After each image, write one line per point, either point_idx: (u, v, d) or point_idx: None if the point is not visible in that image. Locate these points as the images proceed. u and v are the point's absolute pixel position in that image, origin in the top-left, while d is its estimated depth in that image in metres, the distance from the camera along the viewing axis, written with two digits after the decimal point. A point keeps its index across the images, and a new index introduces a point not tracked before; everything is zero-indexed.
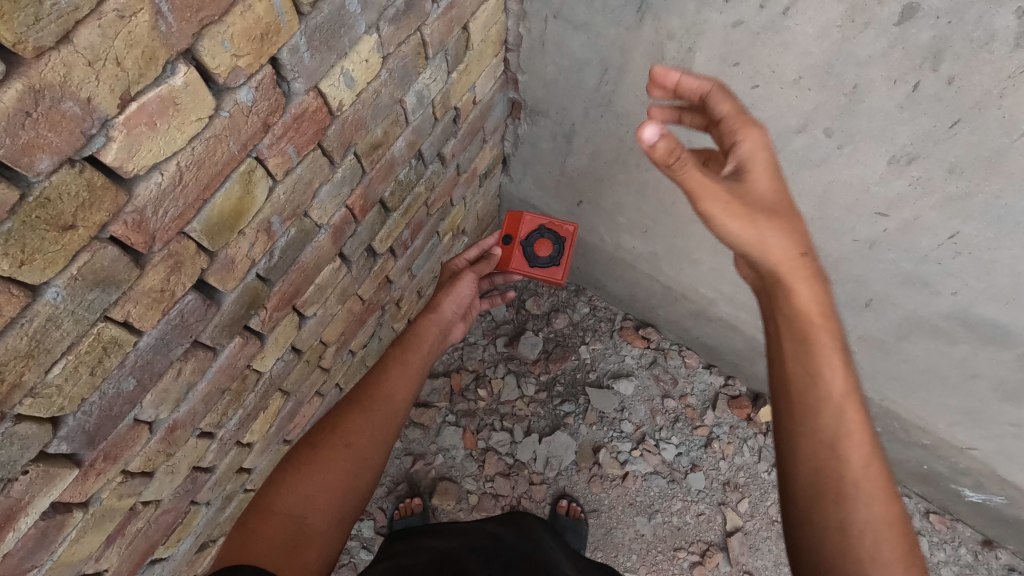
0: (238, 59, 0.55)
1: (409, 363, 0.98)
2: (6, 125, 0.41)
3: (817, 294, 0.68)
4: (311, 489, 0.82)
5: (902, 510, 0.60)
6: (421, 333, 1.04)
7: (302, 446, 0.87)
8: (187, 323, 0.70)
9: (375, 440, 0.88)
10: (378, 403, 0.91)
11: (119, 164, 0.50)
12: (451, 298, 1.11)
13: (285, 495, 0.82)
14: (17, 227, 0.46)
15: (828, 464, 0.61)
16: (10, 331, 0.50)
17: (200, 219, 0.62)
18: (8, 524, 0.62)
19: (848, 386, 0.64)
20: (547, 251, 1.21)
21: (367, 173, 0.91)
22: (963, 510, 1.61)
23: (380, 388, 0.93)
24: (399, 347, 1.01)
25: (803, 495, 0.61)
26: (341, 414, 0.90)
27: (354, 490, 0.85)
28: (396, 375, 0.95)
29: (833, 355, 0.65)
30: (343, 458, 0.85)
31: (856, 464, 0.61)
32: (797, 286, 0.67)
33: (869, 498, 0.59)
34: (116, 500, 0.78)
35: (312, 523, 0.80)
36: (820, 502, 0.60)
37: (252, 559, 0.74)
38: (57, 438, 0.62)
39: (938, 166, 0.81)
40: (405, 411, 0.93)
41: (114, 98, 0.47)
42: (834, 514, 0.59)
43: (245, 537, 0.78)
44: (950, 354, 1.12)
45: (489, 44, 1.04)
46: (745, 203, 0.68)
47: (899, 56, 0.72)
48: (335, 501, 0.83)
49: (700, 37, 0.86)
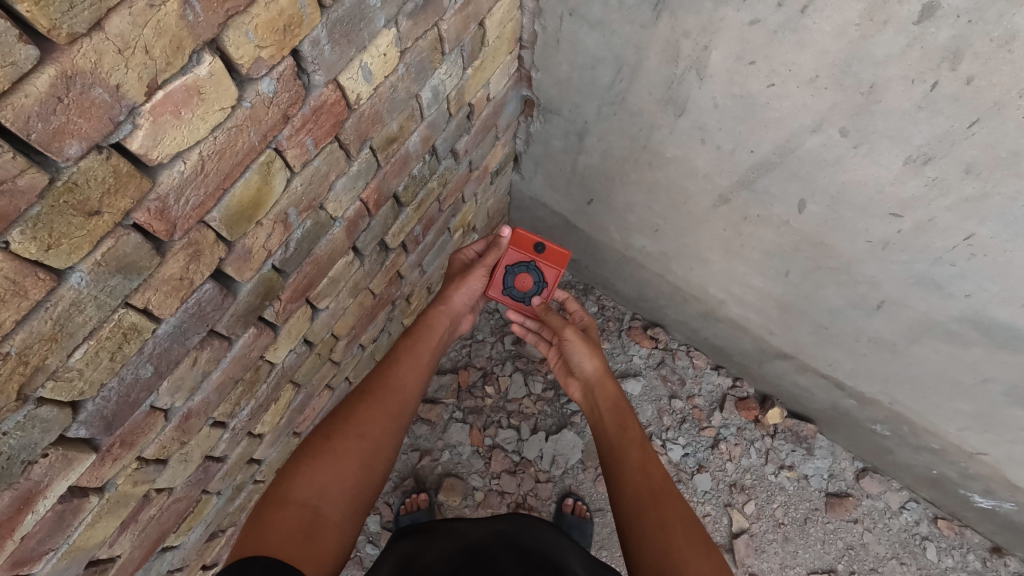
0: (261, 50, 0.56)
1: (419, 358, 1.02)
2: (38, 110, 0.42)
3: (615, 387, 1.06)
4: (326, 479, 0.83)
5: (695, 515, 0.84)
6: (432, 325, 1.09)
7: (316, 437, 0.88)
8: (205, 312, 0.71)
9: (389, 431, 0.91)
10: (392, 395, 0.95)
11: (144, 152, 0.51)
12: (462, 290, 1.15)
13: (300, 484, 0.82)
14: (46, 212, 0.46)
15: (642, 488, 0.87)
16: (35, 314, 0.51)
17: (220, 208, 0.63)
18: (27, 506, 0.63)
19: (639, 434, 0.97)
20: (520, 284, 1.19)
21: (382, 167, 0.92)
22: (971, 516, 1.60)
23: (392, 380, 0.97)
24: (409, 339, 1.05)
25: (627, 516, 0.85)
26: (355, 405, 0.92)
27: (368, 480, 0.86)
28: (407, 368, 1.00)
29: (628, 417, 1.00)
30: (358, 448, 0.87)
31: (658, 484, 0.88)
32: (609, 384, 1.07)
33: (671, 505, 0.85)
34: (130, 486, 0.79)
35: (327, 513, 0.81)
36: (637, 514, 0.84)
37: (270, 549, 0.73)
38: (76, 423, 0.63)
39: (955, 166, 0.81)
40: (413, 404, 0.97)
41: (141, 86, 0.47)
42: (649, 518, 0.83)
43: (260, 526, 0.77)
44: (962, 357, 1.11)
45: (505, 40, 1.04)
46: (589, 339, 1.12)
47: (917, 55, 0.72)
48: (350, 491, 0.84)
49: (716, 35, 0.86)
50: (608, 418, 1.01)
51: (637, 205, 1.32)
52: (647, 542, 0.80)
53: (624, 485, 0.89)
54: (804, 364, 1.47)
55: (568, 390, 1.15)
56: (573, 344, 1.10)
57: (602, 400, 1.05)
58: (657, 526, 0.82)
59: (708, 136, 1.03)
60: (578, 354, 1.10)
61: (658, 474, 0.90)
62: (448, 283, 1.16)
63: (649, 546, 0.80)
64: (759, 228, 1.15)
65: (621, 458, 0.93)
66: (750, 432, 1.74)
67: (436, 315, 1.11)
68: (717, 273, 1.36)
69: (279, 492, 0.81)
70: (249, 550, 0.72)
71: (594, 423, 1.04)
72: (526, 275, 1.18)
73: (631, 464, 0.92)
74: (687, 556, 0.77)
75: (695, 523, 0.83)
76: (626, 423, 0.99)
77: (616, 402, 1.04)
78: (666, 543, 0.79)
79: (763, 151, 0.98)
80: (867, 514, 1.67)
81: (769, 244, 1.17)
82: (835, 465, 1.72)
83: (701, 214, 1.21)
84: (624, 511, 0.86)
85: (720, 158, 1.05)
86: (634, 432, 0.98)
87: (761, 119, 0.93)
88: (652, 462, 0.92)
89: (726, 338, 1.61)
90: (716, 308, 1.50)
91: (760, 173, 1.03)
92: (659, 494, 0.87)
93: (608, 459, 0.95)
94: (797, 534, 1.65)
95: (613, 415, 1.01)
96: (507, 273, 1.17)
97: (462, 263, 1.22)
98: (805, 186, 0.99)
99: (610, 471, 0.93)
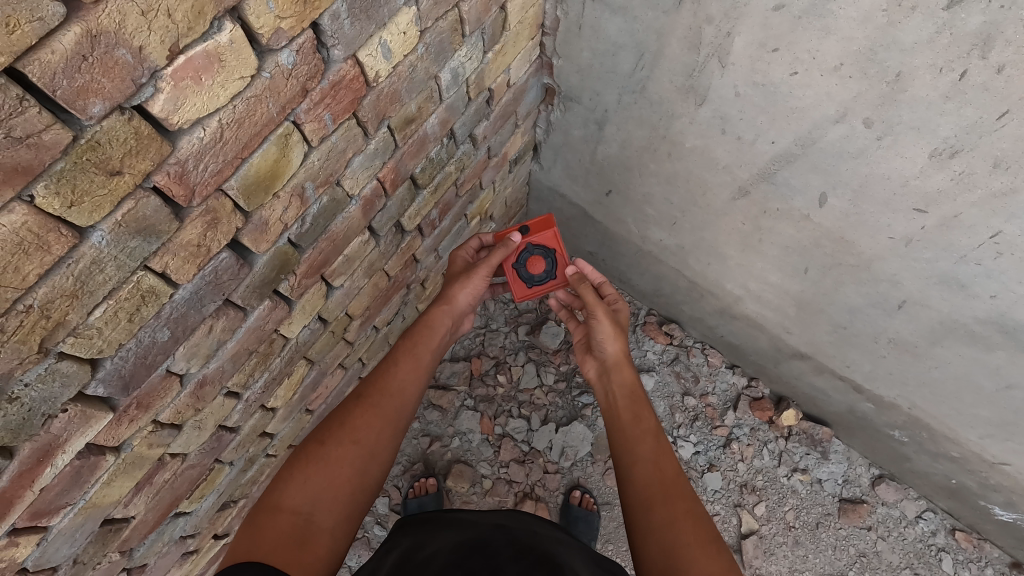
0: (281, 21, 0.57)
1: (419, 360, 1.02)
2: (63, 68, 0.43)
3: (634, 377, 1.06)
4: (320, 486, 0.84)
5: (707, 516, 0.82)
6: (432, 327, 1.08)
7: (311, 442, 0.89)
8: (221, 281, 0.72)
9: (385, 437, 0.91)
10: (389, 400, 0.95)
11: (164, 116, 0.52)
12: (467, 290, 1.12)
13: (294, 492, 0.83)
14: (69, 168, 0.48)
15: (654, 481, 0.86)
16: (58, 269, 0.53)
17: (238, 177, 0.65)
18: (46, 459, 0.66)
19: (656, 427, 0.96)
20: (535, 271, 1.20)
21: (399, 148, 0.93)
22: (992, 529, 1.56)
23: (390, 385, 0.97)
24: (408, 342, 1.05)
25: (636, 510, 0.84)
26: (351, 410, 0.92)
27: (362, 486, 0.87)
28: (406, 371, 0.99)
29: (646, 408, 0.99)
30: (353, 453, 0.87)
31: (672, 476, 0.87)
32: (626, 370, 1.06)
33: (682, 501, 0.83)
34: (146, 448, 0.81)
35: (320, 520, 0.81)
36: (645, 508, 0.83)
37: (260, 553, 0.74)
38: (95, 380, 0.65)
39: (983, 159, 0.79)
40: (412, 408, 0.97)
41: (163, 49, 0.49)
42: (657, 513, 0.82)
43: (253, 533, 0.78)
44: (984, 362, 1.09)
45: (527, 26, 1.04)
46: (617, 324, 1.12)
47: (946, 42, 0.70)
48: (344, 498, 0.84)
49: (740, 21, 0.84)
50: (623, 405, 1.01)
51: (656, 197, 1.31)
52: (653, 536, 0.80)
53: (635, 475, 0.88)
54: (821, 365, 1.44)
55: (586, 369, 1.16)
56: (598, 325, 1.10)
57: (618, 385, 1.04)
58: (665, 521, 0.81)
59: (729, 126, 1.01)
60: (602, 336, 1.09)
61: (670, 467, 0.88)
62: (452, 284, 1.14)
63: (655, 540, 0.79)
64: (778, 222, 1.13)
65: (635, 447, 0.92)
66: (763, 433, 1.71)
67: (437, 316, 1.09)
68: (735, 268, 1.34)
69: (273, 499, 0.82)
70: (238, 558, 0.73)
71: (608, 409, 1.04)
72: (535, 258, 1.20)
73: (642, 456, 0.90)
74: (695, 555, 0.76)
75: (706, 520, 0.81)
76: (640, 413, 0.98)
77: (632, 391, 1.03)
78: (674, 539, 0.78)
79: (784, 142, 0.97)
80: (882, 521, 1.64)
81: (789, 240, 1.15)
82: (850, 470, 1.68)
83: (719, 206, 1.20)
84: (634, 502, 0.85)
85: (740, 149, 1.04)
86: (648, 424, 0.96)
87: (783, 109, 0.92)
88: (665, 455, 0.91)
89: (743, 337, 1.59)
90: (732, 305, 1.48)
91: (781, 165, 1.01)
92: (669, 487, 0.85)
93: (620, 447, 0.94)
94: (808, 538, 1.63)
95: (629, 403, 1.01)
96: (518, 270, 1.19)
97: (465, 262, 1.22)
98: (827, 179, 0.97)
99: (622, 458, 0.92)
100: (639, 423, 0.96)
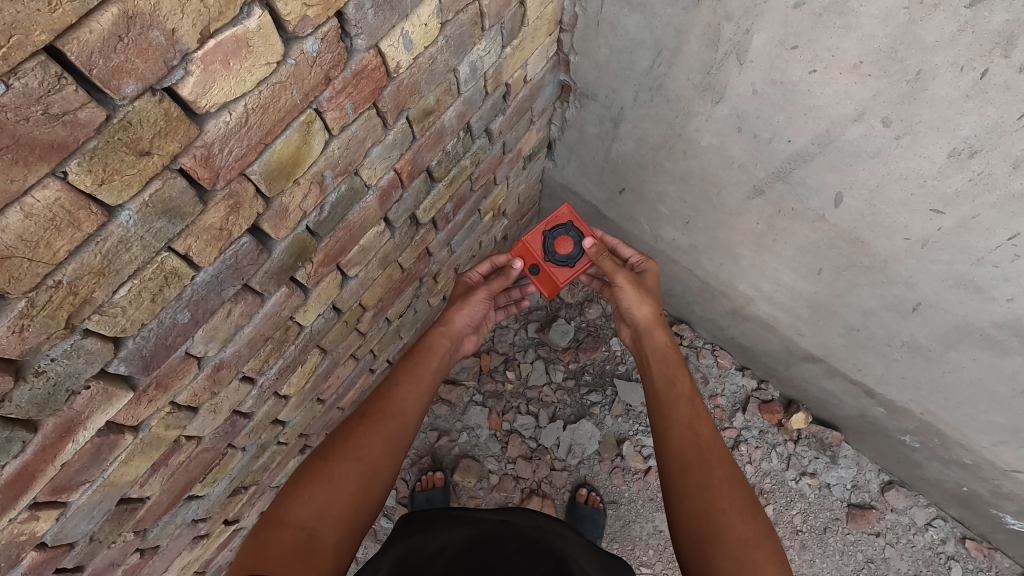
0: (308, 9, 0.58)
1: (420, 380, 1.02)
2: (99, 48, 0.45)
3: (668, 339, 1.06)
4: (324, 502, 0.83)
5: (744, 481, 0.82)
6: (433, 348, 1.09)
7: (315, 459, 0.88)
8: (240, 266, 0.73)
9: (387, 455, 0.90)
10: (390, 418, 0.94)
11: (193, 99, 0.54)
12: (463, 312, 1.16)
13: (298, 506, 0.82)
14: (101, 146, 0.49)
15: (689, 443, 0.87)
16: (87, 246, 0.54)
17: (261, 162, 0.65)
18: (69, 435, 0.67)
19: (692, 389, 0.96)
20: (573, 244, 1.21)
21: (417, 139, 0.94)
22: (1003, 539, 1.54)
23: (392, 404, 0.97)
24: (409, 362, 1.05)
25: (672, 474, 0.85)
26: (354, 428, 0.92)
27: (365, 503, 0.86)
28: (408, 390, 0.99)
29: (680, 370, 1.00)
30: (357, 470, 0.87)
31: (708, 439, 0.88)
32: (658, 332, 1.07)
33: (717, 463, 0.84)
34: (163, 429, 0.83)
35: (323, 536, 0.80)
36: (682, 473, 0.83)
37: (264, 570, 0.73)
38: (117, 359, 0.66)
39: (1002, 160, 0.79)
40: (413, 426, 0.97)
41: (195, 32, 0.50)
42: (693, 478, 0.82)
43: (258, 547, 0.77)
44: (1000, 366, 1.08)
45: (545, 22, 1.05)
46: (642, 286, 1.12)
47: (968, 40, 0.70)
48: (349, 515, 0.84)
49: (760, 18, 0.84)
50: (656, 368, 1.02)
51: (670, 195, 1.31)
52: (689, 501, 0.81)
53: (669, 440, 0.89)
54: (832, 367, 1.44)
55: (619, 331, 1.17)
56: (624, 291, 1.10)
57: (652, 349, 1.05)
58: (702, 486, 0.81)
59: (746, 125, 1.01)
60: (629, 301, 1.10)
61: (705, 432, 0.89)
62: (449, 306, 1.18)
63: (690, 505, 0.80)
64: (793, 222, 1.13)
65: (669, 409, 0.93)
66: (772, 436, 1.70)
67: (437, 339, 1.11)
68: (748, 269, 1.34)
69: (278, 514, 0.82)
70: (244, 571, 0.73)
71: (643, 370, 1.05)
72: (562, 248, 1.21)
73: (678, 419, 0.91)
74: (732, 520, 0.77)
75: (743, 485, 0.82)
76: (674, 376, 0.98)
77: (665, 353, 1.04)
78: (709, 504, 0.79)
79: (802, 140, 0.97)
80: (891, 528, 1.63)
81: (802, 240, 1.15)
82: (859, 476, 1.67)
83: (734, 206, 1.20)
84: (668, 463, 0.86)
85: (756, 148, 1.04)
86: (682, 387, 0.97)
87: (801, 107, 0.91)
88: (700, 418, 0.91)
89: (753, 338, 1.59)
90: (744, 306, 1.48)
91: (797, 164, 1.01)
92: (704, 451, 0.86)
93: (656, 411, 0.95)
94: (816, 543, 1.63)
95: (663, 366, 1.01)
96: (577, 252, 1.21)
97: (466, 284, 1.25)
98: (843, 178, 0.97)
99: (656, 423, 0.93)
100: (673, 386, 0.97)
